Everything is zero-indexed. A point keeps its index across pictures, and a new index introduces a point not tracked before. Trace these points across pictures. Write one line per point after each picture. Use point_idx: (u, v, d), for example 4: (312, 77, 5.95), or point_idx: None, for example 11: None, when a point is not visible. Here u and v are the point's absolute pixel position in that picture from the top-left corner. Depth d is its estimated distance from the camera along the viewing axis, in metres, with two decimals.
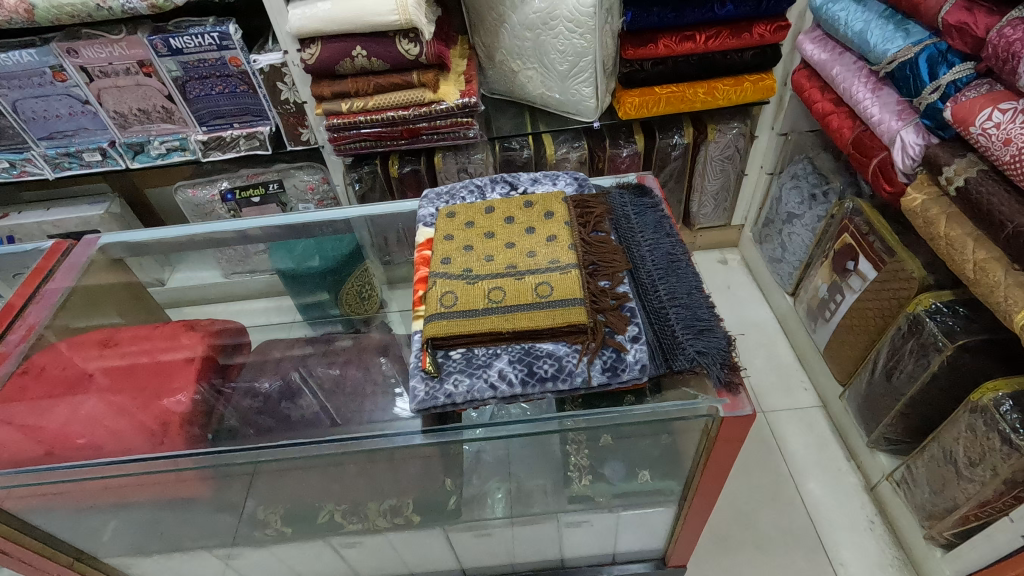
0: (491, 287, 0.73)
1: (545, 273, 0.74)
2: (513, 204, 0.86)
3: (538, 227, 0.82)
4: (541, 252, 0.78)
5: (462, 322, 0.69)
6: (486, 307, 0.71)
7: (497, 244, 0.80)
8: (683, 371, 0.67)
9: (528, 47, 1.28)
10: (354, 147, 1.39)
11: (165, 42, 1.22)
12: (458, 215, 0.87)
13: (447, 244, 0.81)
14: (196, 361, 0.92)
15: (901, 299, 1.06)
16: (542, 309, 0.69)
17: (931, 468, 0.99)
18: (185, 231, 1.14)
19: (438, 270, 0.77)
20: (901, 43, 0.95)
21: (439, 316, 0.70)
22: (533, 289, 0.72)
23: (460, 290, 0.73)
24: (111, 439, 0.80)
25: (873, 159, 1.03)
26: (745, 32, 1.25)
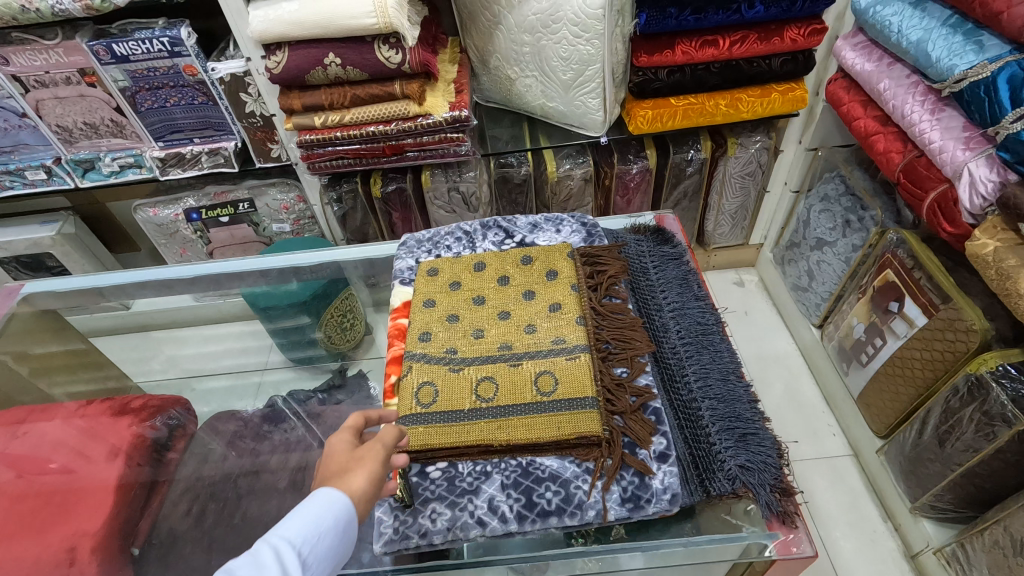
0: (481, 379, 0.61)
1: (548, 360, 0.62)
2: (509, 259, 0.74)
3: (539, 291, 0.69)
4: (542, 326, 0.65)
5: (445, 431, 0.58)
6: (475, 408, 0.59)
7: (489, 314, 0.68)
8: (723, 496, 0.55)
9: (526, 52, 1.12)
10: (330, 165, 1.23)
11: (108, 48, 1.06)
12: (441, 273, 0.74)
13: (427, 311, 0.69)
14: (118, 461, 0.76)
15: (960, 354, 0.92)
16: (544, 413, 0.57)
17: (994, 555, 0.86)
18: (140, 276, 1.02)
19: (415, 350, 0.65)
20: (974, 59, 0.79)
21: (417, 420, 0.59)
22: (533, 383, 0.60)
23: (441, 382, 0.61)
24: (82, 465, 0.76)
25: (929, 193, 0.89)
26: (776, 37, 1.09)
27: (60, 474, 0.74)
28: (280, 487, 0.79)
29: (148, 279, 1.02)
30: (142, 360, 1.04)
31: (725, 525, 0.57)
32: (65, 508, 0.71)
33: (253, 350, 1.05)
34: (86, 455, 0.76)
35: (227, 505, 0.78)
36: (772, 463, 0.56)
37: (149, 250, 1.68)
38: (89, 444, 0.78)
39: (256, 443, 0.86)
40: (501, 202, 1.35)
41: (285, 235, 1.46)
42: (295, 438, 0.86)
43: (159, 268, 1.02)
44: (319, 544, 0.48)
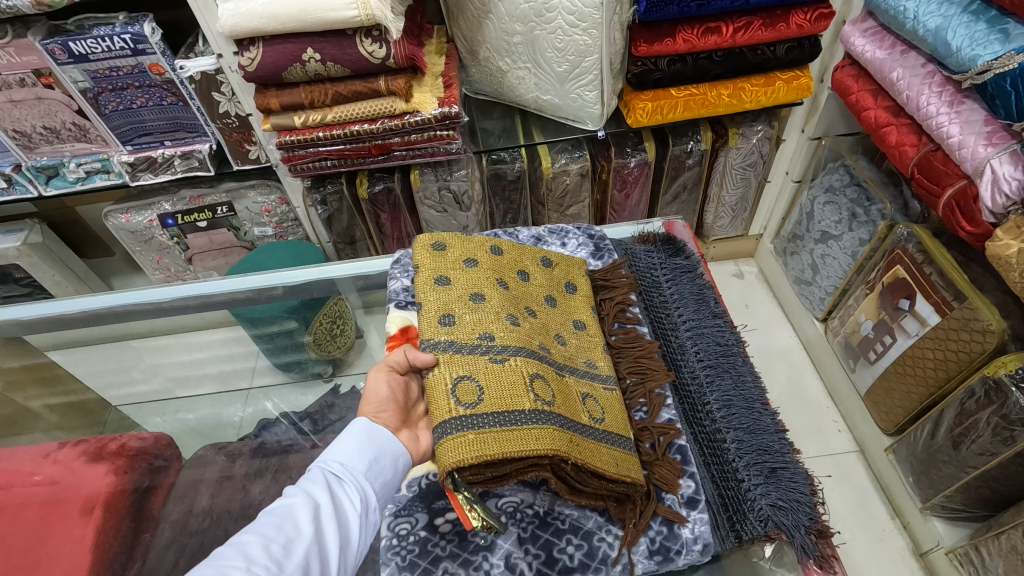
0: (534, 377, 0.61)
1: (586, 382, 0.65)
2: (527, 257, 0.76)
3: (559, 299, 0.73)
4: (571, 339, 0.69)
5: (503, 439, 0.55)
6: (540, 411, 0.58)
7: (518, 305, 0.69)
8: (756, 539, 0.58)
9: (518, 42, 1.05)
10: (312, 167, 1.16)
11: (65, 46, 0.97)
12: (451, 251, 0.73)
13: (451, 287, 0.68)
14: (96, 513, 0.70)
15: (976, 356, 0.89)
16: (601, 441, 0.59)
17: (1011, 560, 0.84)
18: (106, 301, 0.95)
19: (436, 338, 0.63)
20: (999, 49, 0.75)
21: (462, 426, 0.55)
22: (580, 400, 0.63)
23: (483, 377, 0.60)
24: (58, 510, 0.70)
25: (947, 189, 0.85)
26: (781, 23, 1.03)
27: (33, 529, 0.69)
28: None
29: (114, 306, 0.95)
30: (123, 371, 0.98)
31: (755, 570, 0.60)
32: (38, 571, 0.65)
33: (240, 356, 0.99)
34: (60, 506, 0.71)
35: None
36: (804, 501, 0.61)
37: (124, 255, 1.59)
38: (69, 486, 0.73)
39: (248, 481, 0.78)
40: (494, 200, 1.29)
41: (268, 238, 1.39)
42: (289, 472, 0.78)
43: (124, 292, 0.96)
44: (366, 446, 0.59)
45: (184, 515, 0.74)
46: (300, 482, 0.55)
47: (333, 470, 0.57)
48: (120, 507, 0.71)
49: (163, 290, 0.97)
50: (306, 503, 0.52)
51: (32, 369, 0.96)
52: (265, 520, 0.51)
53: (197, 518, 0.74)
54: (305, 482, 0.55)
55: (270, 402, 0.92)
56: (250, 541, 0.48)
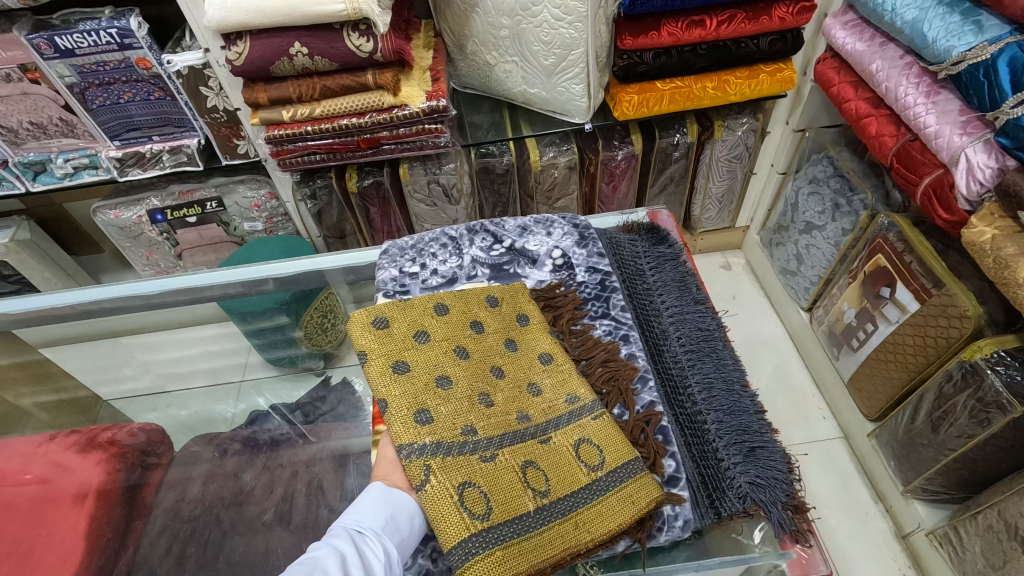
0: (525, 466, 0.61)
1: (576, 423, 0.65)
2: (477, 305, 0.75)
3: (517, 338, 0.73)
4: (546, 381, 0.69)
5: (524, 550, 0.55)
6: (542, 507, 0.58)
7: (483, 368, 0.69)
8: (735, 514, 0.61)
9: (505, 36, 1.06)
10: (301, 161, 1.17)
11: (50, 41, 0.97)
12: (393, 329, 0.70)
13: (412, 375, 0.66)
14: (90, 501, 0.71)
15: (953, 341, 0.91)
16: (609, 490, 0.60)
17: (988, 539, 0.87)
18: (95, 296, 0.95)
19: (417, 442, 0.60)
20: (972, 40, 0.77)
21: (482, 547, 0.55)
22: (575, 453, 0.62)
23: (483, 481, 0.59)
24: (53, 499, 0.71)
25: (925, 178, 0.87)
26: (764, 16, 1.05)
27: (27, 519, 0.70)
28: (266, 521, 0.73)
29: (104, 299, 0.95)
30: (112, 369, 0.96)
31: (735, 545, 0.62)
32: (34, 559, 0.66)
33: (230, 352, 0.98)
34: (55, 496, 0.72)
35: (209, 546, 0.71)
36: (781, 479, 0.63)
37: (113, 251, 1.59)
38: (62, 476, 0.74)
39: (240, 469, 0.79)
40: (483, 193, 1.30)
41: (258, 233, 1.40)
42: (281, 461, 0.80)
43: (113, 285, 0.96)
44: (387, 500, 0.61)
45: (178, 504, 0.75)
46: (328, 538, 0.58)
47: (357, 525, 0.59)
48: (113, 495, 0.72)
49: (152, 283, 0.96)
50: (328, 554, 0.55)
51: (22, 364, 0.96)
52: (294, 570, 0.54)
53: (191, 507, 0.75)
54: (331, 538, 0.58)
55: (263, 398, 0.92)
56: None
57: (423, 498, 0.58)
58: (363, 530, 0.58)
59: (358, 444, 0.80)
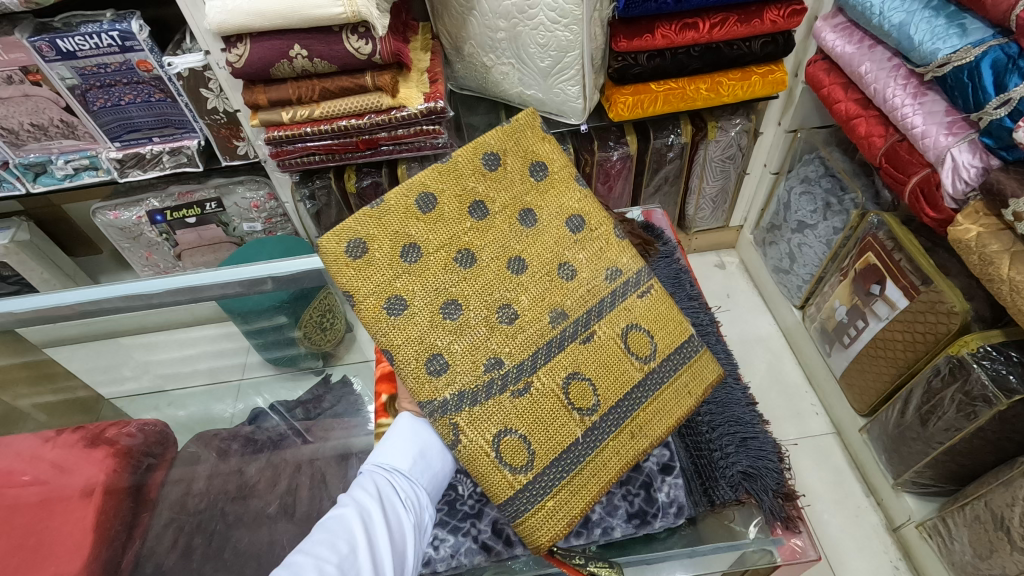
0: (568, 380, 0.63)
1: (621, 303, 0.67)
2: (467, 184, 0.65)
3: (533, 201, 0.68)
4: (574, 256, 0.67)
5: (589, 476, 0.61)
6: (592, 424, 0.62)
7: (500, 261, 0.65)
8: (727, 502, 0.67)
9: (501, 38, 1.07)
10: (301, 162, 1.18)
11: (52, 43, 0.98)
12: (375, 252, 0.61)
13: (409, 319, 0.61)
14: (95, 496, 0.71)
15: (941, 336, 0.93)
16: (664, 382, 0.66)
17: (975, 530, 0.89)
18: (94, 295, 0.92)
19: (436, 398, 0.60)
20: (957, 43, 0.79)
21: (531, 500, 0.59)
22: (623, 347, 0.66)
23: (519, 424, 0.60)
24: (58, 495, 0.72)
25: (912, 178, 0.89)
26: (756, 19, 1.07)
27: (32, 514, 0.70)
28: (271, 514, 0.76)
29: (102, 298, 0.93)
30: (113, 368, 0.96)
31: (728, 531, 0.67)
32: (39, 553, 0.66)
33: (230, 352, 1.00)
34: (60, 492, 0.72)
35: (215, 538, 0.74)
36: (772, 467, 0.70)
37: (112, 253, 1.60)
38: (68, 472, 0.75)
39: (244, 463, 0.81)
40: None
41: (257, 234, 1.41)
42: (284, 457, 0.82)
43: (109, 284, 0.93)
44: (408, 451, 0.65)
45: (183, 499, 0.76)
46: (348, 495, 0.61)
47: (379, 481, 0.63)
48: (120, 489, 0.74)
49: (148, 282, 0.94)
50: (359, 510, 0.58)
51: None
52: (324, 530, 0.56)
53: (196, 502, 0.76)
54: (353, 495, 0.61)
55: (261, 397, 0.94)
56: (329, 548, 0.54)
57: (461, 453, 0.60)
58: (394, 473, 0.64)
59: (360, 444, 0.84)
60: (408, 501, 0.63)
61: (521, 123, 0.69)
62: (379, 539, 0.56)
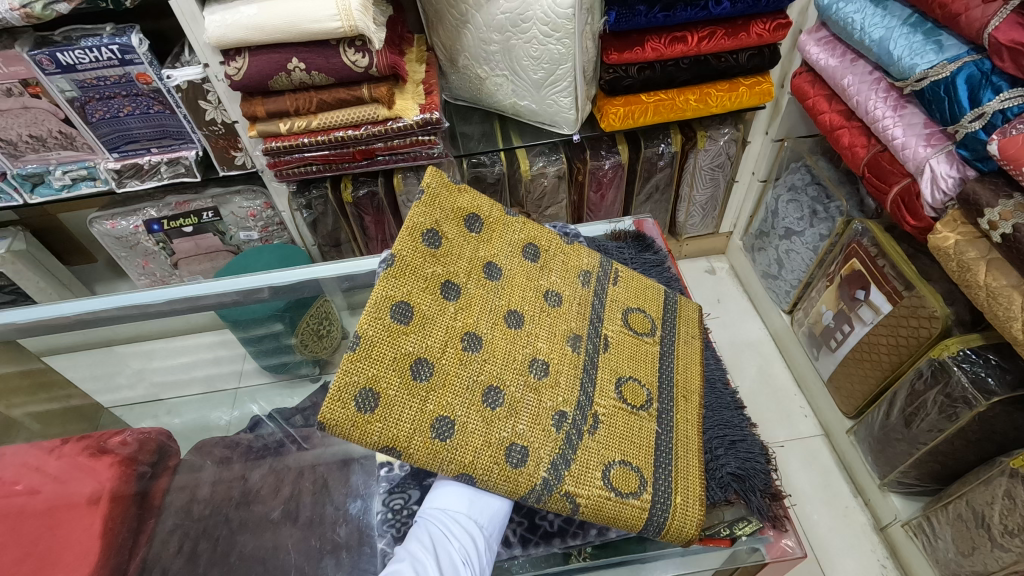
0: (619, 389, 0.69)
1: (608, 296, 0.77)
2: (427, 272, 0.63)
3: (487, 256, 0.69)
4: (548, 282, 0.73)
5: (689, 460, 0.68)
6: (646, 411, 0.69)
7: (499, 324, 0.66)
8: (717, 502, 0.69)
9: (495, 51, 1.09)
10: (298, 172, 1.20)
11: (53, 57, 0.99)
12: (388, 391, 0.57)
13: (463, 433, 0.59)
14: (102, 503, 0.73)
15: (923, 340, 0.96)
16: (677, 341, 0.80)
17: (958, 527, 0.92)
18: (88, 306, 0.90)
19: (537, 481, 0.60)
20: (934, 58, 0.82)
21: (665, 512, 0.63)
22: (629, 330, 0.76)
23: (613, 450, 0.64)
24: (64, 502, 0.73)
25: (894, 188, 0.92)
26: (742, 32, 1.10)
27: (40, 521, 0.72)
28: (274, 519, 0.77)
29: (98, 310, 0.90)
30: (107, 377, 0.96)
31: None
32: (48, 559, 0.68)
33: (226, 359, 1.01)
34: (66, 499, 0.74)
35: (220, 543, 0.75)
36: (760, 469, 0.71)
37: (107, 261, 1.60)
38: (73, 480, 0.76)
39: (246, 469, 0.83)
40: None
41: (253, 242, 1.42)
42: (285, 463, 0.84)
43: (102, 296, 0.90)
44: (456, 511, 0.63)
45: (187, 505, 0.78)
46: (405, 549, 0.62)
47: (433, 530, 0.63)
48: (125, 495, 0.75)
49: (144, 294, 0.91)
50: (413, 567, 0.59)
51: None
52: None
53: (199, 507, 0.78)
54: (408, 548, 0.62)
55: (256, 405, 0.96)
56: None
57: (583, 513, 0.61)
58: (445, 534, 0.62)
59: (361, 448, 0.82)
60: (463, 552, 0.61)
61: (433, 187, 0.67)
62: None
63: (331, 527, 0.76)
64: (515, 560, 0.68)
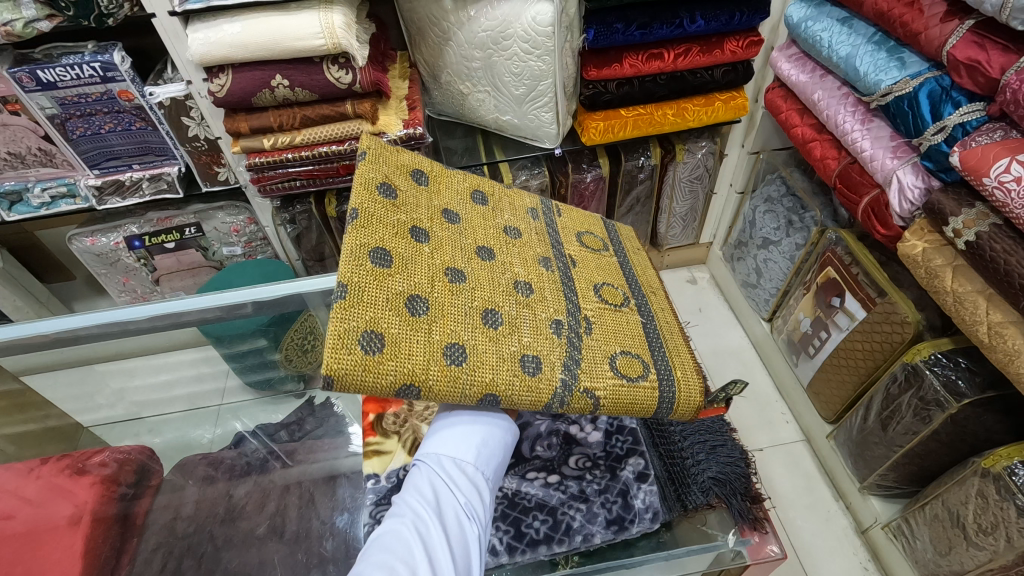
0: (597, 291, 0.71)
1: (559, 225, 0.78)
2: (393, 220, 0.60)
3: (437, 200, 0.67)
4: (504, 219, 0.72)
5: (675, 346, 0.70)
6: (622, 306, 0.71)
7: (474, 258, 0.64)
8: (699, 506, 0.74)
9: (477, 67, 1.11)
10: (281, 187, 1.20)
11: (33, 74, 0.99)
12: (390, 330, 0.53)
13: (475, 354, 0.56)
14: (83, 522, 0.72)
15: (896, 345, 0.99)
16: (628, 252, 0.82)
17: (935, 528, 0.94)
18: (68, 324, 0.85)
19: (557, 384, 0.58)
20: (897, 74, 0.85)
21: (671, 383, 0.65)
22: (587, 249, 0.77)
23: (608, 342, 0.65)
24: (42, 523, 0.72)
25: (864, 198, 0.95)
26: (716, 49, 1.14)
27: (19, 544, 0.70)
28: (260, 534, 0.77)
29: (83, 328, 0.86)
30: (85, 398, 0.93)
31: (702, 534, 0.73)
32: None
33: (208, 376, 0.99)
34: (45, 519, 0.72)
35: (205, 560, 0.75)
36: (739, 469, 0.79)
37: (86, 278, 1.58)
38: (52, 500, 0.75)
39: (231, 486, 0.82)
40: None
41: (237, 258, 1.42)
42: (271, 479, 0.83)
43: (85, 313, 0.86)
44: (464, 444, 0.65)
45: (170, 523, 0.77)
46: (404, 502, 0.61)
47: (436, 482, 0.63)
48: (107, 515, 0.74)
49: (133, 308, 0.87)
50: (414, 520, 0.59)
51: None
52: (382, 546, 0.57)
53: (182, 526, 0.77)
54: (407, 502, 0.61)
55: (240, 422, 0.94)
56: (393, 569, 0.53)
57: (604, 406, 0.61)
58: (450, 470, 0.64)
59: (348, 463, 0.85)
60: (468, 505, 0.62)
61: (372, 148, 0.65)
62: (437, 552, 0.56)
63: (318, 541, 0.76)
64: (502, 568, 0.69)
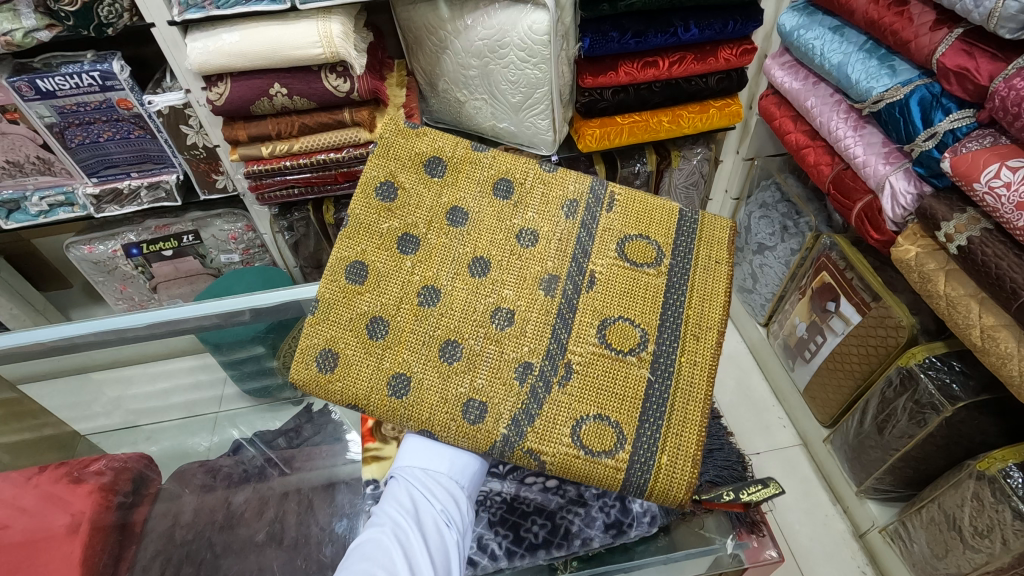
0: (605, 330, 0.64)
1: (600, 225, 0.69)
2: (382, 228, 0.66)
3: (443, 194, 0.68)
4: (523, 220, 0.68)
5: (683, 425, 0.61)
6: (631, 352, 0.64)
7: (460, 274, 0.65)
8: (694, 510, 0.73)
9: (474, 75, 1.12)
10: (279, 195, 1.21)
11: (32, 83, 0.99)
12: (346, 352, 0.63)
13: (418, 390, 0.62)
14: (82, 530, 0.72)
15: (891, 348, 1.00)
16: (691, 272, 0.68)
17: (931, 530, 0.95)
18: (67, 333, 0.86)
19: (496, 438, 0.61)
20: (889, 81, 0.86)
21: (648, 468, 0.60)
22: (626, 263, 0.67)
23: (585, 405, 0.62)
24: (40, 531, 0.72)
25: (857, 204, 0.97)
26: (710, 57, 1.15)
27: (17, 553, 0.70)
28: (259, 541, 0.77)
29: (82, 335, 0.86)
30: (82, 405, 0.93)
31: (700, 538, 0.73)
32: None
33: (207, 383, 0.98)
34: (44, 528, 0.72)
35: (204, 566, 0.75)
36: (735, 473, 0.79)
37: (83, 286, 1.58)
38: (50, 509, 0.75)
39: (230, 493, 0.82)
40: None
41: (234, 264, 1.42)
42: (269, 486, 0.83)
43: (82, 322, 0.86)
44: (435, 458, 0.65)
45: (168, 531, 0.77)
46: (383, 511, 0.62)
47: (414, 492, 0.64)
48: (106, 524, 0.74)
49: (132, 316, 0.88)
50: (393, 529, 0.60)
51: None
52: (362, 555, 0.58)
53: (181, 533, 0.77)
54: (387, 512, 0.62)
55: (237, 429, 0.94)
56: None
57: (553, 468, 0.61)
58: (422, 482, 0.64)
59: (347, 470, 0.85)
60: (446, 513, 0.63)
61: (386, 138, 0.69)
62: (418, 559, 0.57)
63: (317, 547, 0.76)
64: (501, 573, 0.69)
